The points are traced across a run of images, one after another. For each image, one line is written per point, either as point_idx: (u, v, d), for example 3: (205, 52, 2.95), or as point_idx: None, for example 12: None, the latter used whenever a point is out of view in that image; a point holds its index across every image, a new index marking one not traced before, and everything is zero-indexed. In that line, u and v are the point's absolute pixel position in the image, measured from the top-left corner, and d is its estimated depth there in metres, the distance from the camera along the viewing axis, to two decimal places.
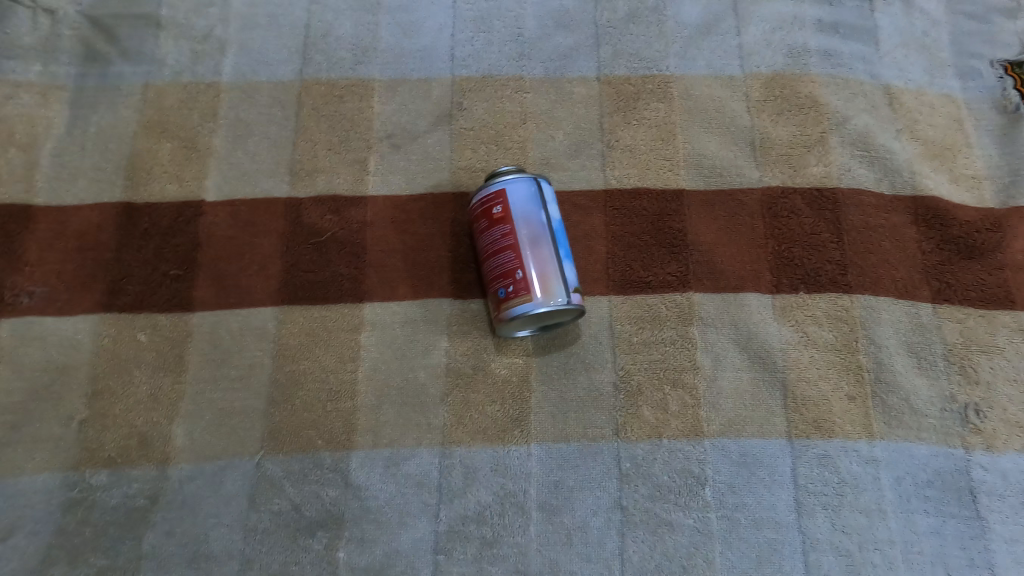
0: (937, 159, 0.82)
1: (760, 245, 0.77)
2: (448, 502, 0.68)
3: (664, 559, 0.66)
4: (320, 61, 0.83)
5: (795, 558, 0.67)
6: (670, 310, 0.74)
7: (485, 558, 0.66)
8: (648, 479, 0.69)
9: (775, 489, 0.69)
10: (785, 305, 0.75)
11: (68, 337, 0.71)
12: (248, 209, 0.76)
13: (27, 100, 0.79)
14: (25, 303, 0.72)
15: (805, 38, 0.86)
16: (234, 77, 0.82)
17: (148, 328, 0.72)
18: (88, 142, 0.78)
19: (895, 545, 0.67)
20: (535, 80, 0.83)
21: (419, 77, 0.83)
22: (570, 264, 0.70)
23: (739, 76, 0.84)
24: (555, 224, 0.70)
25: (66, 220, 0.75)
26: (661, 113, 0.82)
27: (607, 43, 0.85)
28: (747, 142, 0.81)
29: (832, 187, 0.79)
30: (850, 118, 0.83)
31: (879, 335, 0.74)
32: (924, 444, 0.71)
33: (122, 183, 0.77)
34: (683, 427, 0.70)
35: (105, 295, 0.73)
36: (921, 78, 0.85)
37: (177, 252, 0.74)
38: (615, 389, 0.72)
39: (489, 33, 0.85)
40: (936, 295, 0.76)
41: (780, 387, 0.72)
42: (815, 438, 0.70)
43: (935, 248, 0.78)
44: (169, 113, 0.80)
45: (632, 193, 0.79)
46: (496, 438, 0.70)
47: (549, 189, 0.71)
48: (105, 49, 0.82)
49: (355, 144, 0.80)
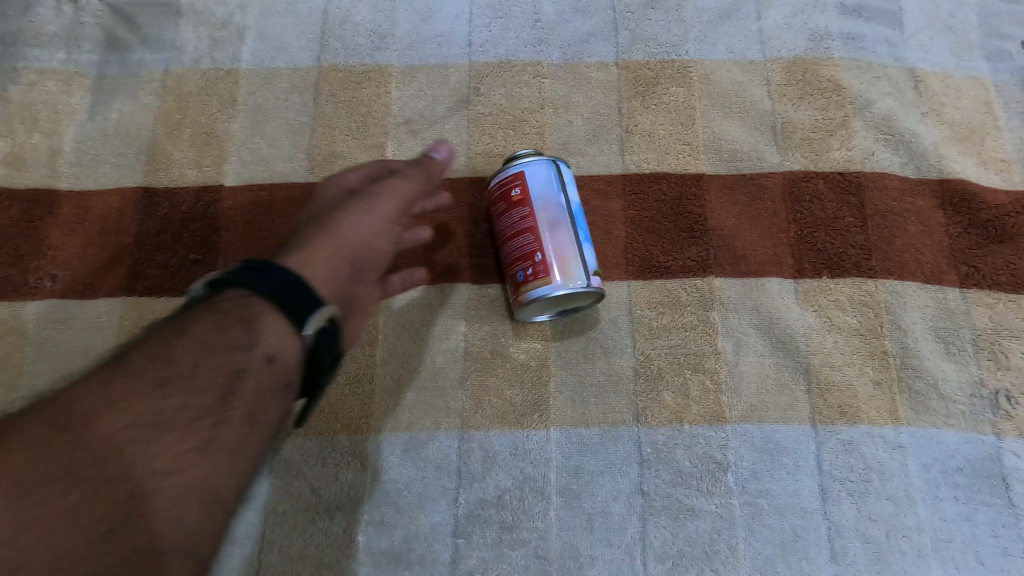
0: (965, 142, 0.80)
1: (782, 229, 0.76)
2: (467, 486, 0.67)
3: (686, 545, 0.66)
4: (337, 47, 0.83)
5: (821, 545, 0.65)
6: (691, 294, 0.73)
7: (505, 542, 0.66)
8: (669, 464, 0.68)
9: (800, 475, 0.68)
10: (807, 290, 0.74)
11: (90, 320, 0.72)
12: (266, 195, 0.77)
13: (51, 87, 0.80)
14: (47, 287, 0.73)
15: (827, 22, 0.85)
16: (253, 63, 0.82)
17: (168, 312, 0.72)
18: (111, 129, 0.79)
19: (924, 533, 0.66)
20: (553, 65, 0.83)
21: (436, 63, 0.83)
22: (590, 246, 0.69)
23: (761, 60, 0.83)
24: (575, 207, 0.69)
25: (89, 205, 0.76)
26: (680, 98, 0.81)
27: (625, 28, 0.84)
28: (768, 126, 0.80)
29: (856, 171, 0.78)
30: (874, 101, 0.81)
31: (905, 320, 0.73)
32: (953, 431, 0.69)
33: (143, 169, 0.77)
34: (705, 412, 0.70)
35: (127, 279, 0.73)
36: (947, 60, 0.84)
37: (196, 237, 0.75)
38: (635, 374, 0.71)
39: (507, 19, 0.85)
40: (963, 279, 0.75)
41: (803, 372, 0.71)
42: (839, 423, 0.69)
43: (963, 232, 0.76)
44: (189, 99, 0.80)
45: (651, 177, 0.78)
46: (515, 422, 0.69)
47: (568, 172, 0.71)
48: (126, 37, 0.82)
49: (373, 129, 0.80)
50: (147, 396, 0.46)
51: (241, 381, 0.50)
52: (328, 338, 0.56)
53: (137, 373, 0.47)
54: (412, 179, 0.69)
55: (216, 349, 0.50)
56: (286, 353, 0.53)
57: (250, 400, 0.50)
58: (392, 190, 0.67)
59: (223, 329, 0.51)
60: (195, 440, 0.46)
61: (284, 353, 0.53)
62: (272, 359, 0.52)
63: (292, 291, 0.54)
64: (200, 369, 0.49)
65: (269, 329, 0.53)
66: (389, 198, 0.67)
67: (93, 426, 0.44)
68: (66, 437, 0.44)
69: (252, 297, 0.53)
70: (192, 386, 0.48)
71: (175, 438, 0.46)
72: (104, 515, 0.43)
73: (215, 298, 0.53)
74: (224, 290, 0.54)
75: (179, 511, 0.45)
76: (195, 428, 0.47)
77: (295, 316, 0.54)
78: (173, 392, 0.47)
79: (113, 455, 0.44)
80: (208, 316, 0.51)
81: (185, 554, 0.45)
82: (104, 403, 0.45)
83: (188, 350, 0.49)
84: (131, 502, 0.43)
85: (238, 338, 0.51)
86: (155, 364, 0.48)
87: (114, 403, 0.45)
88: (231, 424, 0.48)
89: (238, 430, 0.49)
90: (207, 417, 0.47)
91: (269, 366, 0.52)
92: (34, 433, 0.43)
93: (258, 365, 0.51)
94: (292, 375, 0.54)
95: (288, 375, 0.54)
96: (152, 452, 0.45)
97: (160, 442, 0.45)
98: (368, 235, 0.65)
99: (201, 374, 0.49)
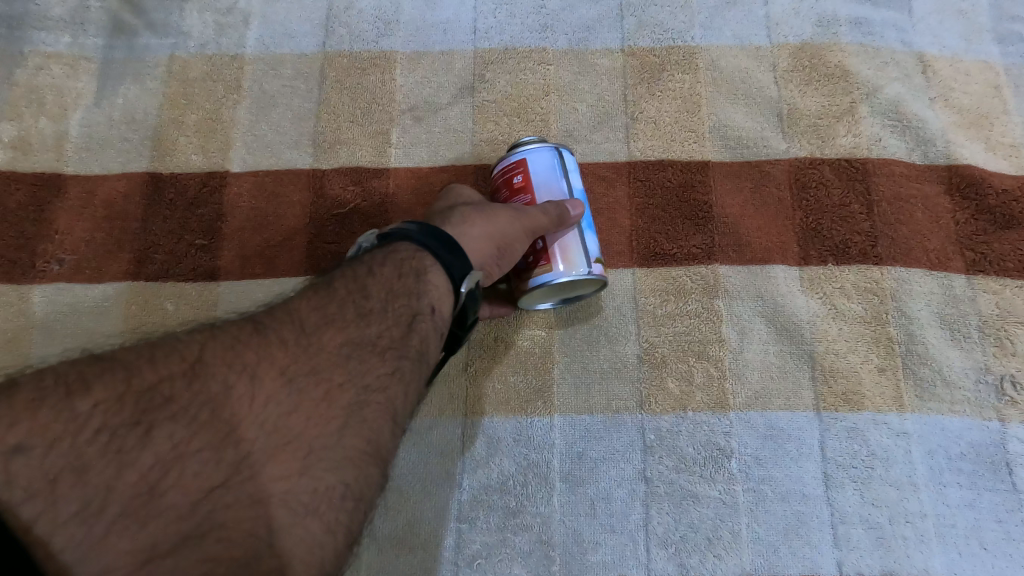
0: (974, 128, 0.80)
1: (788, 216, 0.76)
2: (471, 471, 0.68)
3: (689, 531, 0.66)
4: (342, 33, 0.83)
5: (823, 531, 0.65)
6: (696, 282, 0.73)
7: (509, 527, 0.66)
8: (672, 450, 0.68)
9: (803, 461, 0.68)
10: (813, 277, 0.74)
11: (98, 303, 0.72)
12: (272, 181, 0.77)
13: (57, 72, 0.80)
14: (55, 270, 0.73)
15: (835, 7, 0.84)
16: (257, 49, 0.82)
17: (174, 297, 0.73)
18: (116, 113, 0.79)
19: (928, 519, 0.66)
20: (558, 51, 0.82)
21: (441, 49, 0.82)
22: (592, 234, 0.68)
23: (767, 46, 0.82)
24: (577, 196, 0.69)
25: (95, 190, 0.76)
26: (686, 84, 0.81)
27: (631, 14, 0.84)
28: (774, 113, 0.80)
29: (862, 158, 0.78)
30: (882, 87, 0.81)
31: (910, 307, 0.73)
32: (958, 418, 0.69)
33: (149, 153, 0.78)
34: (708, 399, 0.70)
35: (133, 263, 0.74)
36: (956, 45, 0.83)
37: (202, 222, 0.75)
38: (639, 360, 0.71)
39: (512, 5, 0.84)
40: (971, 266, 0.74)
41: (807, 360, 0.71)
42: (843, 410, 0.69)
43: (970, 218, 0.76)
44: (194, 85, 0.80)
45: (656, 164, 0.77)
46: (519, 409, 0.70)
47: (572, 160, 0.70)
48: (131, 21, 0.83)
49: (378, 116, 0.80)
50: (354, 322, 0.52)
51: (418, 325, 0.55)
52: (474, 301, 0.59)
53: (343, 300, 0.53)
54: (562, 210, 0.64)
55: (397, 290, 0.55)
56: (445, 306, 0.57)
57: (425, 340, 0.55)
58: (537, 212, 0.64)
59: (401, 278, 0.56)
60: (389, 366, 0.52)
61: (443, 307, 0.57)
62: (435, 311, 0.57)
63: (455, 255, 0.58)
64: (389, 308, 0.54)
65: (435, 282, 0.57)
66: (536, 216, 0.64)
67: (320, 340, 0.50)
68: (304, 345, 0.50)
69: (423, 254, 0.58)
70: (384, 321, 0.53)
71: (374, 363, 0.51)
72: (336, 415, 0.48)
73: (392, 251, 0.58)
74: (400, 242, 0.58)
75: (380, 425, 0.50)
76: (388, 356, 0.52)
77: (455, 274, 0.58)
78: (371, 322, 0.53)
79: (338, 367, 0.50)
80: (388, 263, 0.56)
81: (378, 465, 0.49)
82: (321, 321, 0.51)
83: (378, 289, 0.55)
84: (352, 409, 0.49)
85: (412, 287, 0.56)
86: (353, 297, 0.54)
87: (330, 323, 0.52)
88: (409, 359, 0.54)
89: (415, 365, 0.54)
90: (394, 349, 0.53)
91: (433, 316, 0.56)
92: (278, 335, 0.50)
93: (426, 312, 0.56)
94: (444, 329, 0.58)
95: (441, 328, 0.57)
96: (363, 369, 0.51)
97: (367, 363, 0.51)
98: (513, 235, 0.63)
99: (388, 312, 0.54)
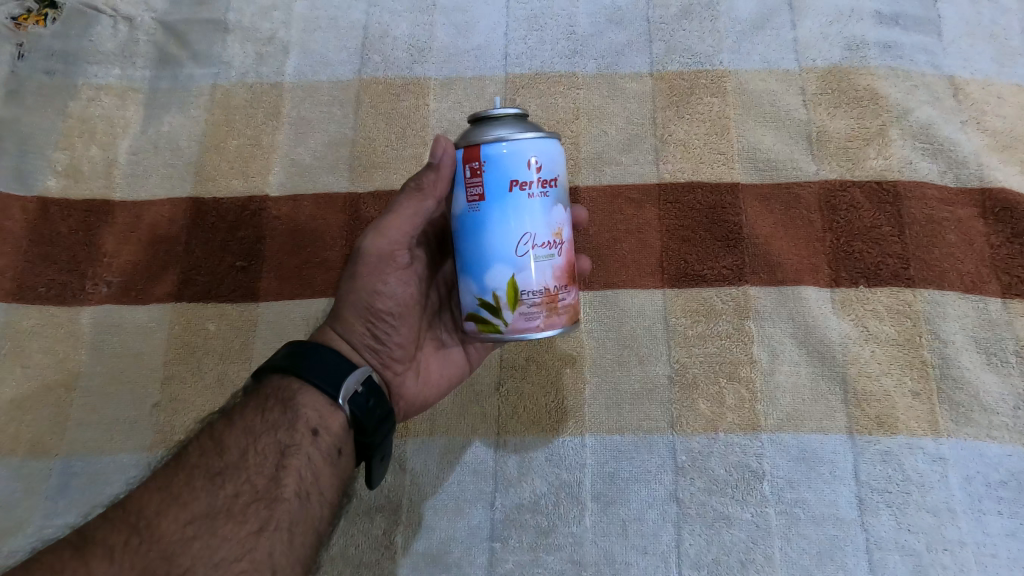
0: (1006, 150, 0.80)
1: (818, 238, 0.76)
2: (504, 490, 0.69)
3: (721, 553, 0.66)
4: (377, 61, 0.85)
5: (858, 556, 0.65)
6: (727, 303, 0.74)
7: (541, 547, 0.67)
8: (704, 472, 0.68)
9: (837, 485, 0.67)
10: (844, 299, 0.74)
11: (143, 324, 0.75)
12: (309, 205, 0.79)
13: (107, 102, 0.84)
14: (103, 293, 0.76)
15: (864, 30, 0.84)
16: (296, 78, 0.85)
17: (215, 317, 0.75)
18: (161, 141, 0.82)
19: (966, 547, 0.65)
20: (588, 76, 0.84)
21: (473, 75, 0.84)
22: (471, 275, 0.54)
23: (795, 69, 0.83)
24: (460, 218, 0.54)
25: (142, 214, 0.79)
26: (714, 107, 0.81)
27: (659, 39, 0.85)
28: (804, 135, 0.80)
29: (894, 180, 0.78)
30: (912, 110, 0.81)
31: (944, 330, 0.72)
32: (996, 444, 0.69)
33: (191, 179, 0.80)
34: (740, 420, 0.70)
35: (177, 284, 0.76)
36: (988, 68, 0.83)
37: (242, 244, 0.77)
38: (670, 381, 0.71)
39: (542, 31, 0.86)
40: (1006, 289, 0.74)
41: (840, 382, 0.71)
42: (876, 434, 0.69)
43: (1005, 242, 0.75)
44: (236, 112, 0.83)
45: (686, 186, 0.78)
46: (550, 429, 0.71)
47: (454, 162, 0.53)
48: (177, 53, 0.86)
49: (412, 140, 0.82)
50: (204, 490, 0.47)
51: (291, 457, 0.50)
52: (367, 399, 0.54)
53: (193, 467, 0.48)
54: (406, 213, 0.57)
55: (260, 431, 0.51)
56: (332, 422, 0.53)
57: (302, 474, 0.50)
58: (376, 238, 0.57)
59: (265, 415, 0.52)
60: (253, 524, 0.46)
61: (330, 424, 0.52)
62: (318, 430, 0.52)
63: (321, 367, 0.53)
64: (251, 452, 0.50)
65: (310, 404, 0.53)
66: (377, 245, 0.57)
67: (157, 529, 0.45)
68: (135, 542, 0.44)
69: (289, 378, 0.53)
70: (243, 471, 0.49)
71: (233, 526, 0.46)
72: None
73: (256, 391, 0.54)
74: (268, 374, 0.54)
75: None
76: (251, 512, 0.47)
77: (326, 386, 0.53)
78: (226, 481, 0.48)
79: (180, 552, 0.44)
80: (250, 405, 0.52)
81: None
82: (162, 502, 0.46)
83: (236, 441, 0.50)
84: None
85: (280, 420, 0.51)
86: (208, 456, 0.49)
87: (172, 501, 0.46)
88: (287, 501, 0.49)
89: (298, 506, 0.49)
90: (259, 501, 0.48)
91: (315, 439, 0.51)
92: (104, 542, 0.43)
93: (304, 438, 0.51)
94: (342, 443, 0.53)
95: (337, 442, 0.53)
96: (216, 542, 0.45)
97: (219, 531, 0.45)
98: (374, 285, 0.58)
99: (250, 459, 0.49)
